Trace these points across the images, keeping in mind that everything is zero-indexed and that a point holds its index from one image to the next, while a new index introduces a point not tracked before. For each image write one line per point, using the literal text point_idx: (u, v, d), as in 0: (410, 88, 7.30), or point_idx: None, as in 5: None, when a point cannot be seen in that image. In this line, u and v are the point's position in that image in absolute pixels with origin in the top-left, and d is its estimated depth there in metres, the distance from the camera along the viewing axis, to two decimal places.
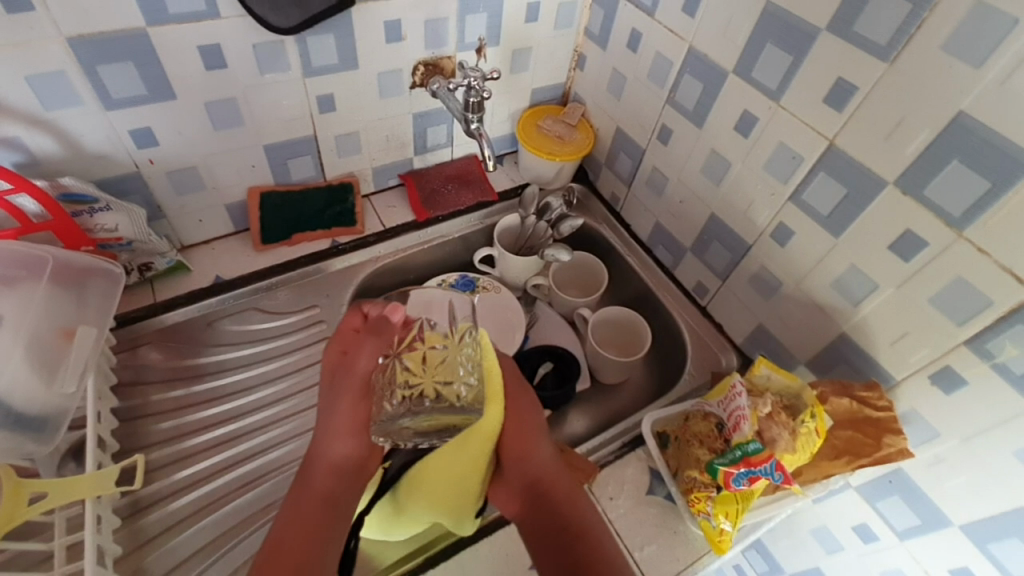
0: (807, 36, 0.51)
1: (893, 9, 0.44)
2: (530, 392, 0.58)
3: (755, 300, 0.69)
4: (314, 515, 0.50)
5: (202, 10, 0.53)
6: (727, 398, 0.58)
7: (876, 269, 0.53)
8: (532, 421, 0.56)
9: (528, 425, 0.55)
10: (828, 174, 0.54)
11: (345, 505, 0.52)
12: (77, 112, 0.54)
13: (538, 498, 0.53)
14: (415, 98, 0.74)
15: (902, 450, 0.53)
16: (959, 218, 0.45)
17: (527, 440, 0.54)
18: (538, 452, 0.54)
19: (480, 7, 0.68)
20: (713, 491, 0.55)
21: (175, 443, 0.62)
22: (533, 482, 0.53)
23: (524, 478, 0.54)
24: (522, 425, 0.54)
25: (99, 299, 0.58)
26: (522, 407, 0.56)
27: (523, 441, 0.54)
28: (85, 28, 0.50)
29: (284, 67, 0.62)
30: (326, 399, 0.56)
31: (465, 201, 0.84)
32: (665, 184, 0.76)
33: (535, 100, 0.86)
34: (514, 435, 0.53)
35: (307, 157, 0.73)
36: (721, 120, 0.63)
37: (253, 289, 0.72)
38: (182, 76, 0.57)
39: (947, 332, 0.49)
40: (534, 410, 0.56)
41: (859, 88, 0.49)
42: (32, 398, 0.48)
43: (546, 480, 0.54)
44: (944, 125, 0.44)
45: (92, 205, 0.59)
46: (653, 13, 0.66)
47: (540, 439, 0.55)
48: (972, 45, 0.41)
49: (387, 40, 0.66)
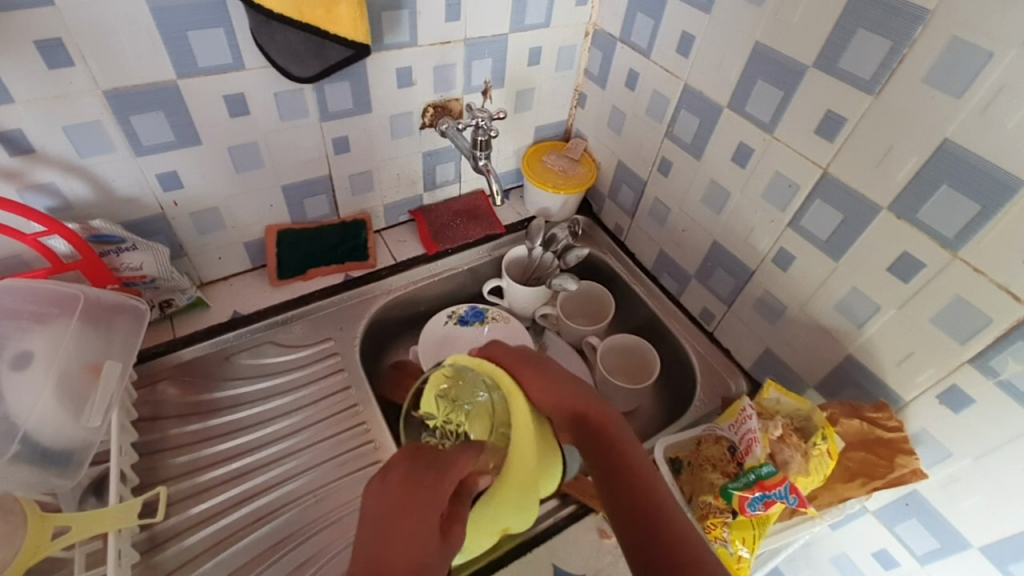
0: (795, 73, 0.54)
1: (876, 46, 0.47)
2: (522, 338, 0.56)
3: (760, 324, 0.70)
4: None
5: (229, 62, 0.57)
6: (738, 422, 0.58)
7: (876, 291, 0.55)
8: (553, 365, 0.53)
9: (524, 358, 0.52)
10: (823, 201, 0.57)
11: None
12: (111, 158, 0.58)
13: (586, 435, 0.50)
14: (425, 138, 0.78)
15: (915, 470, 0.54)
16: (953, 240, 0.47)
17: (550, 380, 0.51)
18: (563, 390, 0.50)
19: (485, 53, 0.73)
20: (729, 517, 0.54)
21: (192, 477, 0.62)
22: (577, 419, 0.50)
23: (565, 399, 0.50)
24: (533, 369, 0.51)
25: (126, 336, 0.59)
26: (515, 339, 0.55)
27: (544, 372, 0.51)
28: (120, 82, 0.54)
29: (304, 113, 0.66)
30: (409, 513, 0.37)
31: (473, 234, 0.86)
32: (667, 214, 0.78)
33: (538, 137, 0.89)
34: (539, 388, 0.50)
35: (322, 196, 0.76)
36: (718, 152, 0.66)
37: (269, 323, 0.74)
38: (208, 122, 0.61)
39: (950, 351, 0.50)
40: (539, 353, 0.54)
41: (848, 119, 0.52)
42: (60, 432, 0.49)
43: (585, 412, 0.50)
44: (931, 152, 0.46)
45: (119, 245, 0.62)
46: (649, 54, 0.70)
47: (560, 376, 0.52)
48: (949, 78, 0.44)
49: (398, 86, 0.70)
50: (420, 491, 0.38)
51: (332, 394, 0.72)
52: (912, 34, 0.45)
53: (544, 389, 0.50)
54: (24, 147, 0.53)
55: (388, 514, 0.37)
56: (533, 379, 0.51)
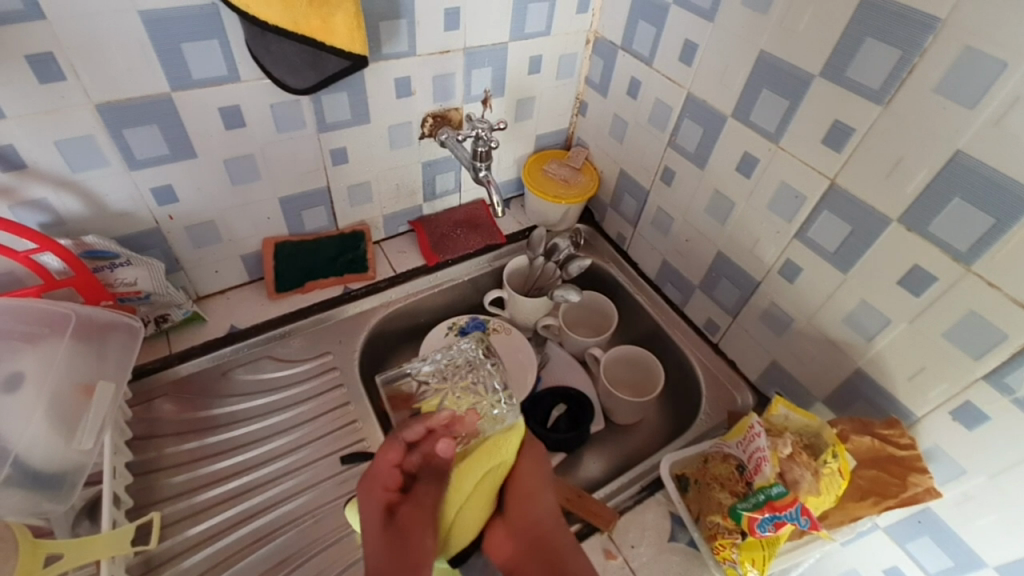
0: (802, 82, 0.53)
1: (885, 55, 0.46)
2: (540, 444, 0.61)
3: (766, 336, 0.69)
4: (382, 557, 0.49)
5: (224, 74, 0.56)
6: (746, 439, 0.57)
7: (887, 304, 0.54)
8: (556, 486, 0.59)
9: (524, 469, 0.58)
10: (830, 212, 0.55)
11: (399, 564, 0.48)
12: (104, 173, 0.57)
13: (533, 556, 0.53)
14: (425, 147, 0.77)
15: (930, 488, 0.52)
16: (966, 253, 0.46)
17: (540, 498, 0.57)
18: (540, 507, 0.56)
19: (485, 61, 0.72)
20: (738, 538, 0.53)
21: (188, 497, 0.61)
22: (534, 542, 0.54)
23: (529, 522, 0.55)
24: (529, 466, 0.59)
25: (119, 354, 0.58)
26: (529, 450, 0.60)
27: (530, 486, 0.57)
28: (113, 95, 0.52)
29: (301, 123, 0.65)
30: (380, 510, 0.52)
31: (473, 244, 0.85)
32: (670, 223, 0.77)
33: (539, 145, 0.88)
34: (524, 494, 0.57)
35: (320, 208, 0.75)
36: (722, 162, 0.65)
37: (266, 337, 0.73)
38: (202, 135, 0.59)
39: (964, 367, 0.49)
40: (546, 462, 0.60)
41: (856, 129, 0.50)
42: (52, 455, 0.48)
43: (543, 536, 0.54)
44: (944, 164, 0.45)
45: (113, 260, 0.61)
46: (651, 62, 0.69)
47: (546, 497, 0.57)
48: (961, 88, 0.43)
49: (397, 96, 0.69)
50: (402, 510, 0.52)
51: (331, 409, 0.70)
52: (922, 43, 0.44)
53: (523, 497, 0.57)
54: (15, 163, 0.52)
55: (377, 527, 0.51)
56: (532, 476, 0.58)
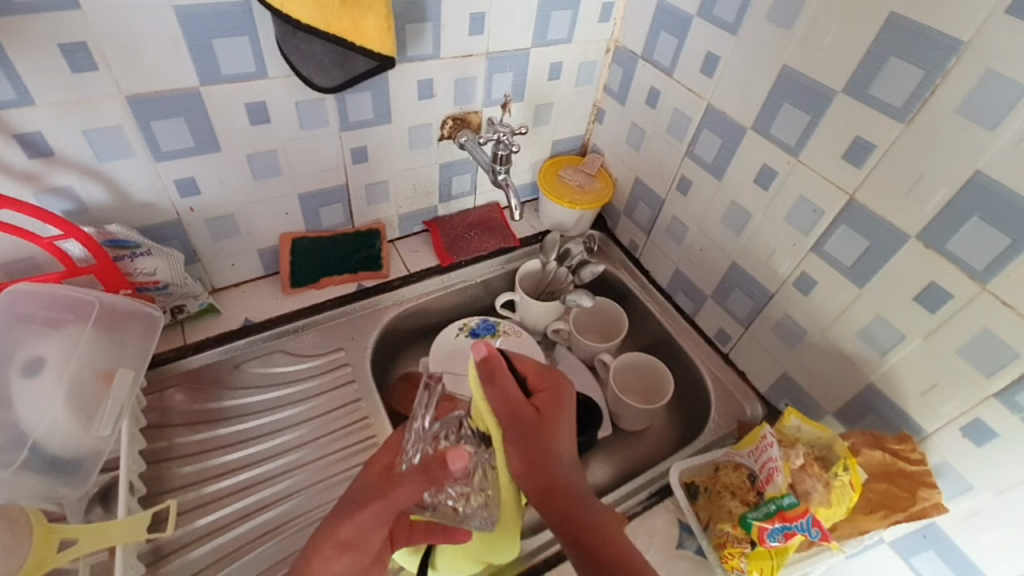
0: (824, 98, 0.54)
1: (908, 74, 0.47)
2: (553, 374, 0.54)
3: (779, 347, 0.69)
4: (346, 526, 0.45)
5: (252, 70, 0.57)
6: (758, 449, 0.57)
7: (902, 320, 0.54)
8: (564, 413, 0.52)
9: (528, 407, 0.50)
10: (848, 227, 0.56)
11: (361, 544, 0.45)
12: (129, 163, 0.57)
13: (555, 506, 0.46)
14: (443, 149, 0.78)
15: (938, 503, 0.53)
16: (982, 272, 0.47)
17: (541, 433, 0.49)
18: (560, 450, 0.49)
19: (507, 67, 0.72)
20: (746, 547, 0.53)
21: (197, 489, 0.61)
22: (543, 489, 0.47)
23: (543, 475, 0.47)
24: (550, 402, 0.51)
25: (138, 343, 0.58)
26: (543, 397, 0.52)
27: (537, 429, 0.49)
28: (143, 88, 0.53)
29: (324, 122, 0.65)
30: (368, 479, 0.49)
31: (487, 247, 0.86)
32: (685, 233, 0.77)
33: (555, 151, 0.89)
34: (525, 439, 0.48)
35: (338, 205, 0.76)
36: (740, 174, 0.66)
37: (280, 332, 0.74)
38: (228, 130, 0.60)
39: (975, 384, 0.50)
40: (565, 402, 0.52)
41: (877, 145, 0.51)
42: (69, 441, 0.48)
43: (559, 484, 0.47)
44: (962, 183, 0.46)
45: (134, 250, 0.62)
46: (671, 72, 0.70)
47: (560, 439, 0.50)
48: (983, 108, 0.43)
49: (419, 97, 0.69)
50: (374, 492, 0.47)
51: (341, 405, 0.71)
52: (945, 64, 0.44)
53: (534, 441, 0.48)
54: (42, 149, 0.53)
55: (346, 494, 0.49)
56: (546, 408, 0.51)
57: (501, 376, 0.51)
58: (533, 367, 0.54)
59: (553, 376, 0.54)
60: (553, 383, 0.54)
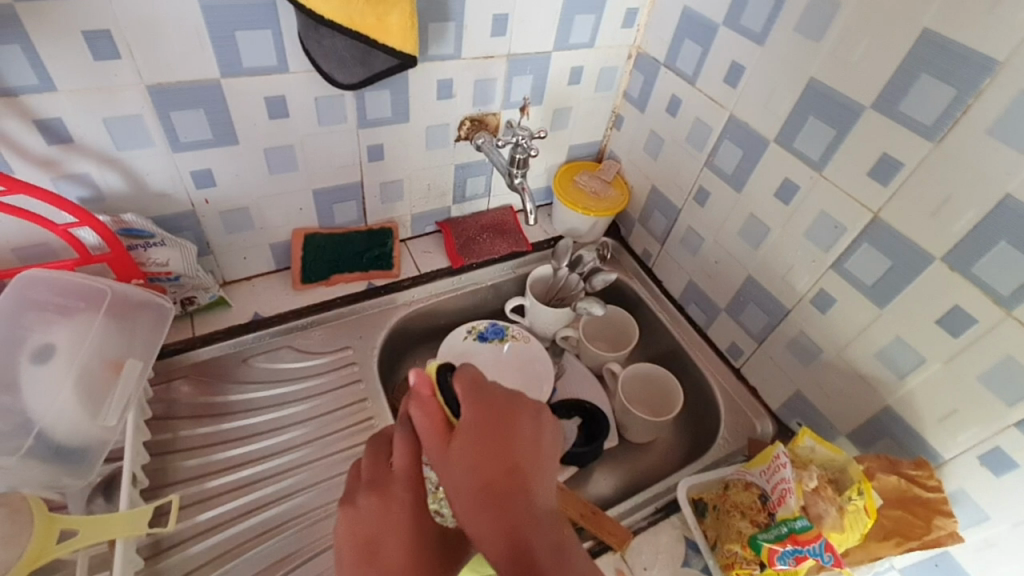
0: (851, 113, 0.53)
1: (940, 92, 0.46)
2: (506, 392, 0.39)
3: (793, 364, 0.68)
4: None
5: (273, 65, 0.57)
6: (771, 469, 0.55)
7: (923, 343, 0.53)
8: (522, 435, 0.37)
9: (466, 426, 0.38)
10: (870, 245, 0.55)
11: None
12: (148, 152, 0.57)
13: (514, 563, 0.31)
14: (459, 150, 0.77)
15: (952, 533, 0.52)
16: (1008, 297, 0.45)
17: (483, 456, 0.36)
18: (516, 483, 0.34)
19: (527, 69, 0.72)
20: (755, 568, 0.53)
21: (200, 482, 0.61)
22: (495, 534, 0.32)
23: (493, 517, 0.33)
24: (494, 420, 0.37)
25: (148, 333, 0.57)
26: (487, 416, 0.38)
27: (483, 453, 0.36)
28: (164, 78, 0.53)
29: (342, 118, 0.65)
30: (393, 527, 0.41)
31: (499, 250, 0.85)
32: (700, 243, 0.76)
33: (571, 156, 0.88)
34: (462, 468, 0.35)
35: (351, 203, 0.75)
36: (761, 187, 0.65)
37: (288, 328, 0.73)
38: (246, 124, 0.60)
39: (996, 411, 0.49)
40: (523, 420, 0.38)
41: (905, 163, 0.50)
42: (75, 430, 0.48)
43: (517, 529, 0.32)
44: (992, 206, 0.45)
45: (148, 240, 0.62)
46: (694, 81, 0.69)
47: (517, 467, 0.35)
48: (1016, 131, 0.42)
49: (438, 97, 0.69)
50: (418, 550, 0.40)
51: (346, 404, 0.70)
52: (979, 84, 0.43)
53: (477, 469, 0.35)
54: (61, 135, 0.53)
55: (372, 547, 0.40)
56: (496, 431, 0.37)
57: (429, 399, 0.41)
58: (468, 374, 0.40)
59: (509, 400, 0.38)
60: (508, 404, 0.39)
